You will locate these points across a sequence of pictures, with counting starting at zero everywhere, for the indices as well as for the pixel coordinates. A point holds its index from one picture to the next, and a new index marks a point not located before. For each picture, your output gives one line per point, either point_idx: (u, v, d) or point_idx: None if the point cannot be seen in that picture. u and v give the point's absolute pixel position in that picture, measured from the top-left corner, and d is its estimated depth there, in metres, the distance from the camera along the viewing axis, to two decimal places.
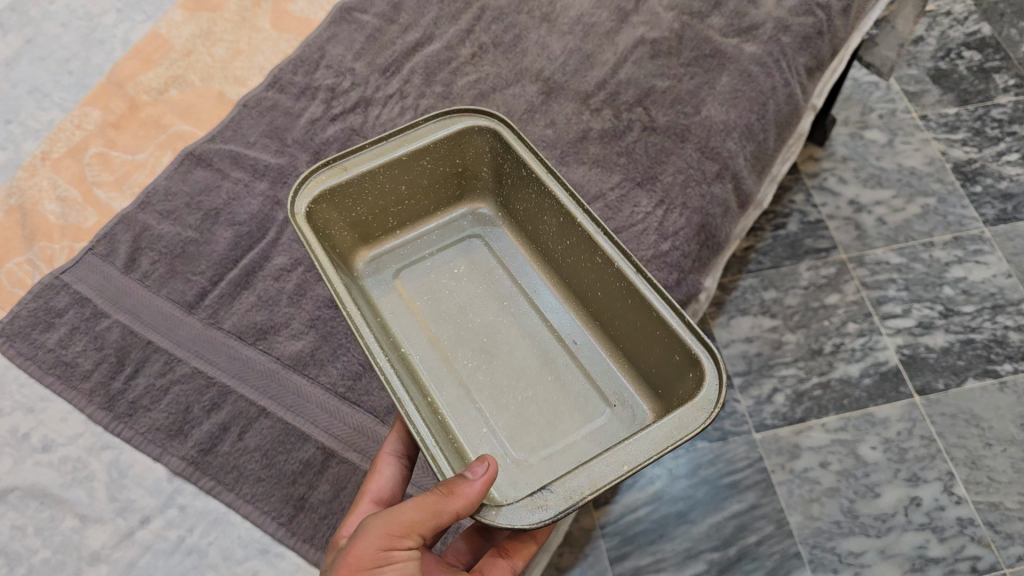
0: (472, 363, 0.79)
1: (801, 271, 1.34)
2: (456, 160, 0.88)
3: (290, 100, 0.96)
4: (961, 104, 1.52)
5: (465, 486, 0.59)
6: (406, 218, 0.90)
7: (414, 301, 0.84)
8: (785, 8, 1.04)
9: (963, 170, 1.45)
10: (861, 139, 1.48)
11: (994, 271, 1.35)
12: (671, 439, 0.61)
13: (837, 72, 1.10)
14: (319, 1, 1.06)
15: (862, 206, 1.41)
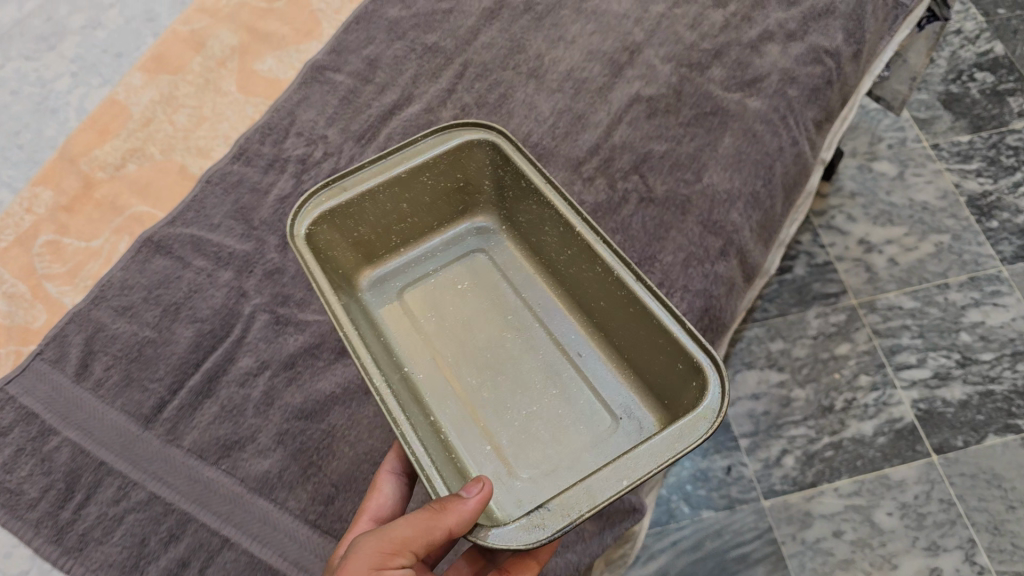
0: (478, 379, 0.75)
1: (810, 319, 1.27)
2: (458, 176, 0.84)
3: (258, 174, 0.89)
4: (975, 131, 1.44)
5: (460, 503, 0.56)
6: (406, 237, 0.85)
7: (416, 318, 0.80)
8: (792, 57, 0.96)
9: (978, 203, 1.37)
10: (870, 172, 1.40)
11: (1014, 314, 1.28)
12: (671, 449, 0.58)
13: (847, 120, 1.02)
14: (288, 58, 0.98)
15: (872, 245, 1.33)
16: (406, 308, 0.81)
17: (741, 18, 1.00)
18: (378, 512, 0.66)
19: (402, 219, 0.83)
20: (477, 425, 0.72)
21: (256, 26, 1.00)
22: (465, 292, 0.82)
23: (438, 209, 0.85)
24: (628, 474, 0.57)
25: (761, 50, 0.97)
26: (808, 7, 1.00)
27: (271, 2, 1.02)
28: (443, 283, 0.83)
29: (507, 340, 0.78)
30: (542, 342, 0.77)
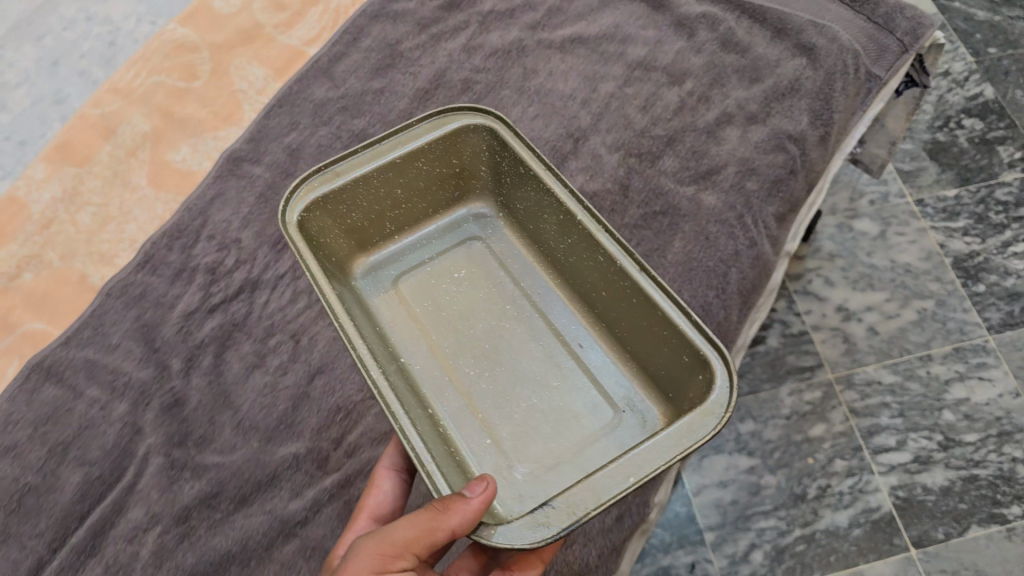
0: (476, 369, 0.72)
1: (782, 396, 1.20)
2: (454, 162, 0.82)
3: (164, 284, 0.82)
4: (962, 184, 1.35)
5: (463, 503, 0.53)
6: (402, 221, 0.82)
7: (412, 306, 0.77)
8: (751, 144, 0.89)
9: (964, 265, 1.29)
10: (850, 231, 1.32)
11: (1001, 389, 1.19)
12: (682, 447, 0.55)
13: (814, 207, 0.94)
14: (204, 147, 0.90)
15: (851, 313, 1.25)
16: (402, 297, 0.78)
17: (698, 98, 0.92)
18: (377, 510, 0.65)
19: (396, 202, 0.80)
20: (476, 417, 0.70)
21: (171, 109, 0.92)
22: (461, 279, 0.79)
23: (432, 194, 0.83)
24: (632, 474, 0.54)
25: (718, 135, 0.89)
26: (771, 85, 0.92)
27: (189, 81, 0.94)
28: (440, 271, 0.80)
29: (507, 327, 0.75)
30: (541, 330, 0.75)
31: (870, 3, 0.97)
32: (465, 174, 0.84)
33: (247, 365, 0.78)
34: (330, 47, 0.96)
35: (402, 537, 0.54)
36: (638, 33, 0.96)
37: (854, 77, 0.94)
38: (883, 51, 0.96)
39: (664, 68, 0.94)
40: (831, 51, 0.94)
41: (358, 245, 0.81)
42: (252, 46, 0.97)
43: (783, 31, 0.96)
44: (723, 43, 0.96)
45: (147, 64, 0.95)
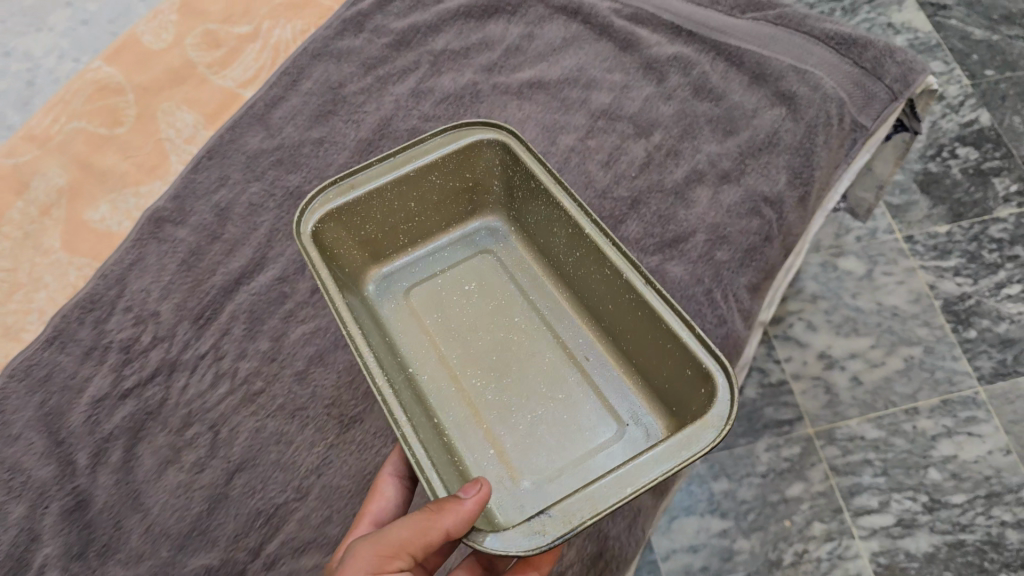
0: (481, 379, 0.68)
1: (759, 452, 1.13)
2: (466, 176, 0.76)
3: (73, 364, 0.75)
4: (954, 220, 1.27)
5: (456, 505, 0.50)
6: (414, 234, 0.77)
7: (421, 318, 0.72)
8: (723, 207, 0.81)
9: (955, 309, 1.21)
10: (834, 270, 1.25)
11: (991, 446, 1.11)
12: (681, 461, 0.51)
13: (792, 270, 0.87)
14: (124, 205, 0.82)
15: (834, 360, 1.18)
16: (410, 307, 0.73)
17: (667, 153, 0.84)
18: (380, 516, 0.62)
19: (409, 216, 0.75)
20: (480, 428, 0.65)
21: (90, 160, 0.84)
22: (472, 292, 0.73)
23: (442, 210, 0.77)
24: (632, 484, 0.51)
25: (688, 197, 0.82)
26: (746, 139, 0.85)
27: (112, 127, 0.86)
28: (450, 283, 0.75)
29: (514, 339, 0.70)
30: (546, 341, 0.70)
31: (858, 46, 0.88)
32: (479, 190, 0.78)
33: (160, 461, 0.71)
34: (267, 90, 0.87)
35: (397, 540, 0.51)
36: (603, 77, 0.88)
37: (839, 128, 0.86)
38: (871, 99, 0.87)
39: (631, 117, 0.86)
40: (813, 101, 0.86)
41: (369, 259, 0.75)
42: (182, 88, 0.88)
43: (761, 76, 0.88)
44: (695, 89, 0.88)
45: (66, 108, 0.87)
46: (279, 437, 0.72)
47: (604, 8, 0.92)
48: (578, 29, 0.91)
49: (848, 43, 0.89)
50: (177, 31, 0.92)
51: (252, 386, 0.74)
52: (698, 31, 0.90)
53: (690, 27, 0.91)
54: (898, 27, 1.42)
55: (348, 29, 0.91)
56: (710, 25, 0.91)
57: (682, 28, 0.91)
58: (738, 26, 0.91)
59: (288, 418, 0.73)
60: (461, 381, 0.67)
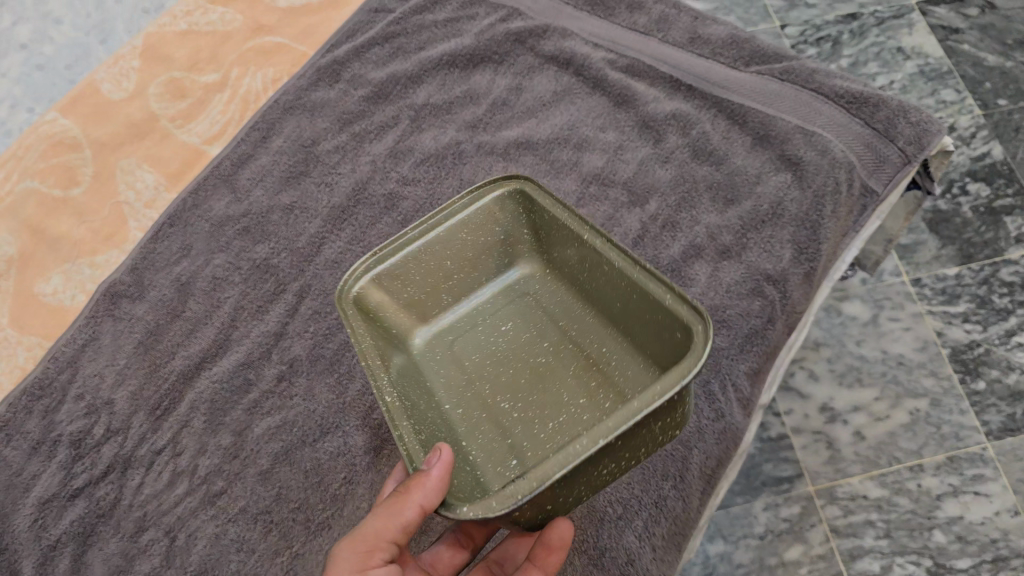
0: (510, 404, 0.63)
1: (757, 511, 1.06)
2: (495, 228, 0.69)
3: (19, 460, 0.69)
4: (964, 261, 1.18)
5: (419, 480, 0.51)
6: (456, 291, 0.70)
7: (462, 365, 0.66)
8: (722, 286, 0.76)
9: (963, 357, 1.12)
10: (837, 316, 1.18)
11: (999, 506, 1.02)
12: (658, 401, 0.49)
13: (794, 345, 0.81)
14: (78, 275, 0.77)
15: (836, 413, 1.11)
16: (451, 360, 0.67)
17: (663, 224, 0.79)
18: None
19: (448, 273, 0.69)
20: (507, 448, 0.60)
21: (41, 224, 0.78)
22: (510, 335, 0.67)
23: (478, 266, 0.70)
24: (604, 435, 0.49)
25: (685, 275, 0.76)
26: (748, 210, 0.79)
27: (67, 187, 0.80)
28: (487, 328, 0.68)
29: (544, 365, 0.65)
30: (573, 359, 0.64)
31: (869, 105, 0.82)
32: (514, 243, 0.71)
33: (109, 571, 0.65)
34: (234, 147, 0.81)
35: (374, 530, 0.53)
36: (596, 136, 0.83)
37: (847, 195, 0.79)
38: (882, 162, 0.80)
39: (625, 184, 0.80)
40: (821, 167, 0.79)
41: (412, 322, 0.69)
42: (143, 143, 0.82)
43: (765, 137, 0.82)
44: (694, 151, 0.81)
45: (18, 164, 0.81)
46: (240, 544, 0.66)
47: (598, 59, 0.86)
48: (570, 82, 0.86)
49: (859, 102, 0.82)
50: (140, 79, 0.86)
51: (212, 487, 0.68)
52: (698, 86, 0.84)
53: (690, 81, 0.85)
54: (908, 51, 1.33)
55: (323, 79, 0.85)
56: (711, 80, 0.85)
57: (682, 82, 0.85)
58: (742, 80, 0.85)
59: (250, 522, 0.66)
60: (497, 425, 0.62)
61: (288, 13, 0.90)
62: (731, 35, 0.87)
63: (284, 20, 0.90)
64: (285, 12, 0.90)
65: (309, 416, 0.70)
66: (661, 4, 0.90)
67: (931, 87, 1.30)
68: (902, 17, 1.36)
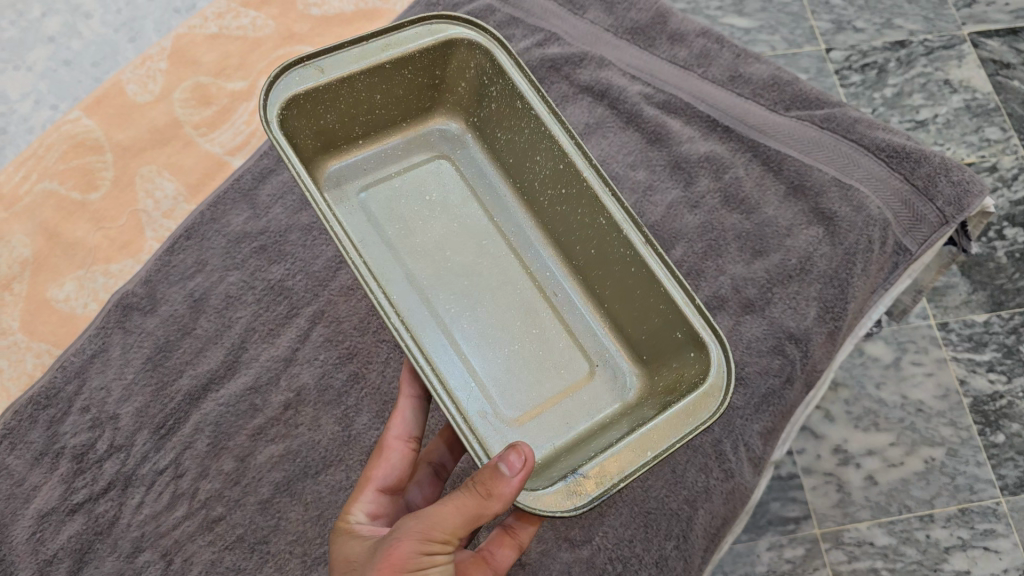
0: (455, 307, 0.64)
1: (758, 551, 0.92)
2: (436, 72, 0.68)
3: (21, 470, 0.69)
4: (994, 308, 1.02)
5: (504, 487, 0.47)
6: (372, 130, 0.69)
7: (383, 225, 0.67)
8: (742, 342, 0.74)
9: (984, 408, 0.98)
10: (859, 356, 1.01)
11: (1008, 565, 0.91)
12: (691, 424, 0.52)
13: (808, 404, 0.79)
14: (91, 284, 0.77)
15: (849, 456, 0.96)
16: (369, 214, 0.67)
17: (687, 271, 0.77)
18: (385, 482, 0.57)
19: (371, 109, 0.67)
20: (455, 352, 0.62)
21: (59, 230, 0.78)
22: (434, 202, 0.69)
23: (403, 104, 0.70)
24: (651, 446, 0.52)
25: None
26: (776, 263, 0.77)
27: (86, 192, 0.80)
28: (408, 187, 0.69)
29: (484, 265, 0.67)
30: (516, 265, 0.67)
31: (911, 159, 0.79)
32: (443, 88, 0.70)
33: None
34: (257, 159, 0.80)
35: (446, 523, 0.48)
36: (626, 174, 0.81)
37: (879, 252, 0.77)
38: (918, 222, 0.77)
39: (652, 226, 0.79)
40: (855, 224, 0.77)
41: (324, 149, 0.68)
42: (166, 150, 0.82)
43: (800, 187, 0.79)
44: (725, 197, 0.80)
45: (38, 164, 0.81)
46: (235, 572, 0.66)
47: (634, 93, 0.84)
48: (604, 114, 0.84)
49: (900, 156, 0.79)
50: (166, 82, 0.86)
51: (211, 512, 0.67)
52: (735, 128, 0.82)
53: (727, 122, 0.83)
54: (955, 84, 1.14)
55: None
56: (749, 122, 0.82)
57: (717, 122, 0.83)
58: (781, 123, 0.82)
59: (246, 551, 0.66)
60: (433, 310, 0.64)
61: (320, 21, 0.90)
62: (772, 76, 0.85)
63: (316, 29, 0.89)
64: (318, 21, 0.90)
65: (313, 447, 0.69)
66: (703, 38, 0.87)
67: (975, 124, 1.12)
68: (953, 47, 1.17)
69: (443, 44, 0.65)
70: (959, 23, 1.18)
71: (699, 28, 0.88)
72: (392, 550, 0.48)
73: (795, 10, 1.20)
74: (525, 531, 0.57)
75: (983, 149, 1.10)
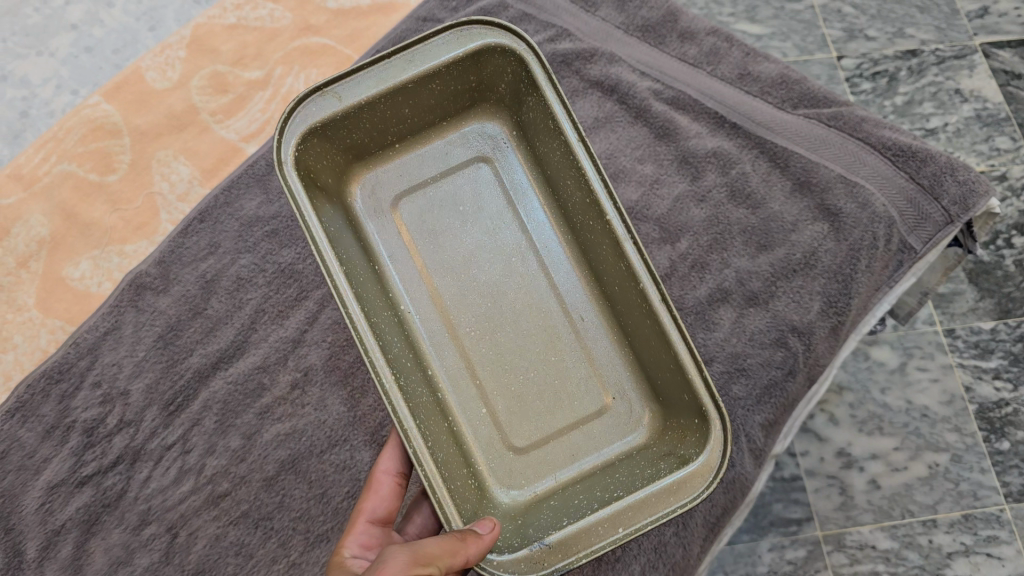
0: (476, 326, 0.66)
1: (760, 551, 0.93)
2: (472, 78, 0.68)
3: (32, 442, 0.70)
4: (1001, 317, 1.01)
5: (474, 539, 0.52)
6: (410, 133, 0.70)
7: (415, 240, 0.69)
8: (745, 334, 0.75)
9: (990, 416, 0.97)
10: (864, 359, 1.00)
11: (1011, 572, 0.91)
12: (664, 508, 0.54)
13: (811, 402, 0.79)
14: (105, 264, 0.78)
15: (853, 458, 0.96)
16: (399, 224, 0.69)
17: (692, 265, 0.78)
18: (376, 513, 0.59)
19: (403, 120, 0.68)
20: (473, 382, 0.65)
21: (75, 210, 0.80)
22: (469, 212, 0.70)
23: (439, 109, 0.70)
24: (622, 523, 0.54)
25: (709, 319, 0.76)
26: (781, 258, 0.77)
27: (103, 174, 0.82)
28: (443, 195, 0.70)
29: (510, 279, 0.68)
30: (548, 286, 0.68)
31: (917, 158, 0.79)
32: (482, 88, 0.70)
33: (110, 561, 0.67)
34: (271, 146, 0.81)
35: (431, 550, 0.49)
36: (633, 168, 0.83)
37: (884, 250, 0.77)
38: (924, 220, 0.77)
39: (658, 219, 0.80)
40: (860, 221, 0.77)
41: (360, 156, 0.69)
42: (182, 135, 0.84)
43: (806, 184, 0.80)
44: (732, 192, 0.80)
45: (58, 146, 0.83)
46: (239, 547, 0.67)
47: (643, 89, 0.85)
48: (613, 109, 0.86)
49: (906, 155, 0.79)
50: (185, 70, 0.87)
51: (216, 488, 0.69)
52: (743, 125, 0.83)
53: (735, 118, 0.83)
54: (966, 94, 1.14)
55: None
56: (757, 119, 0.83)
57: (725, 119, 0.84)
58: (788, 121, 0.83)
59: (251, 527, 0.67)
60: (455, 333, 0.66)
61: (337, 14, 0.91)
62: (781, 75, 0.85)
63: (332, 21, 0.90)
64: (334, 14, 0.91)
65: (318, 427, 0.70)
66: (713, 36, 0.88)
67: (985, 133, 1.12)
68: (965, 57, 1.17)
69: (474, 55, 0.65)
70: (971, 32, 1.18)
71: (709, 28, 0.89)
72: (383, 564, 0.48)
73: (808, 18, 1.20)
74: None
75: (995, 157, 1.10)
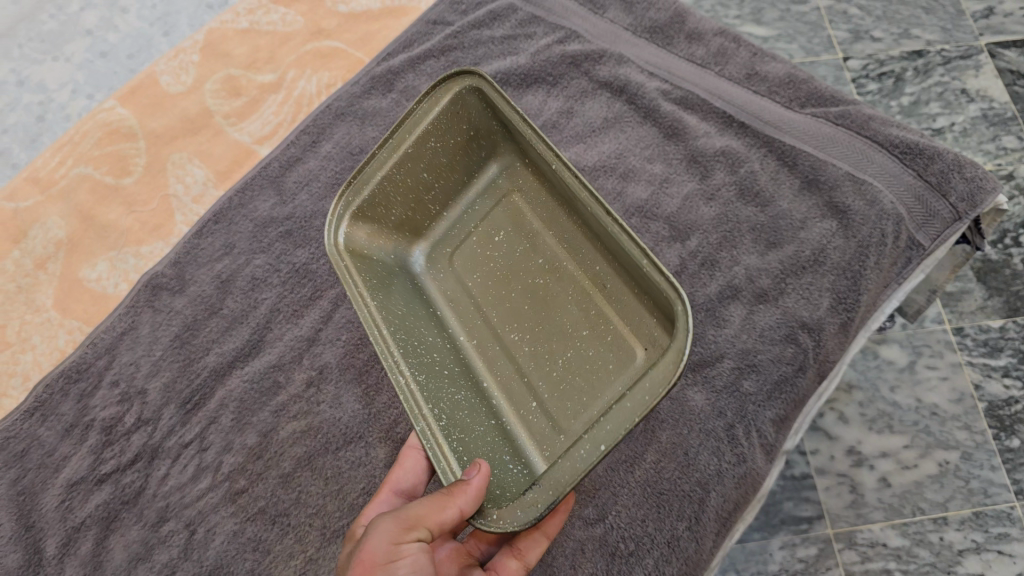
0: (521, 339, 0.66)
1: (771, 550, 0.93)
2: (466, 125, 0.70)
3: (52, 440, 0.72)
4: (1010, 315, 1.01)
5: (464, 486, 0.52)
6: (443, 201, 0.73)
7: (465, 281, 0.71)
8: (755, 330, 0.75)
9: (1000, 414, 0.96)
10: (874, 358, 1.01)
11: None
12: (643, 408, 0.50)
13: (822, 397, 0.80)
14: (122, 265, 0.79)
15: (863, 457, 0.96)
16: (455, 276, 0.71)
17: (702, 262, 0.79)
18: (400, 484, 0.62)
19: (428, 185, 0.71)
20: (529, 390, 0.64)
21: (92, 212, 0.81)
22: (503, 243, 0.70)
23: (456, 169, 0.72)
24: (603, 439, 0.51)
25: (720, 316, 0.76)
26: (790, 254, 0.78)
27: (119, 176, 0.83)
28: (483, 237, 0.71)
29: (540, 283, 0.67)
30: (571, 270, 0.66)
31: (924, 156, 0.79)
32: (484, 136, 0.71)
33: (128, 558, 0.67)
34: (284, 149, 0.83)
35: (415, 511, 0.52)
36: (642, 168, 0.84)
37: (893, 246, 0.77)
38: (932, 217, 0.78)
39: (667, 218, 0.81)
40: (869, 217, 0.78)
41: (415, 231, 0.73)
42: (196, 138, 0.85)
43: (814, 182, 0.81)
44: (740, 190, 0.81)
45: (74, 150, 0.84)
46: (255, 543, 0.67)
47: (652, 89, 0.86)
48: (622, 109, 0.86)
49: (914, 152, 0.80)
50: (198, 74, 0.89)
51: (233, 485, 0.69)
52: (751, 124, 0.84)
53: (743, 117, 0.84)
54: (973, 94, 1.14)
55: (376, 87, 0.86)
56: (764, 118, 0.84)
57: (734, 118, 0.84)
58: (796, 120, 0.84)
59: (267, 523, 0.68)
60: (507, 352, 0.66)
61: (348, 18, 0.92)
62: (788, 74, 0.86)
63: (344, 25, 0.92)
64: (345, 18, 0.92)
65: (333, 424, 0.71)
66: (720, 37, 0.89)
67: (992, 132, 1.11)
68: (971, 57, 1.17)
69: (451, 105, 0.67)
70: (977, 33, 1.18)
71: (716, 28, 0.89)
72: (370, 537, 0.51)
73: (814, 20, 1.21)
74: (531, 551, 0.62)
75: (1002, 156, 1.10)
